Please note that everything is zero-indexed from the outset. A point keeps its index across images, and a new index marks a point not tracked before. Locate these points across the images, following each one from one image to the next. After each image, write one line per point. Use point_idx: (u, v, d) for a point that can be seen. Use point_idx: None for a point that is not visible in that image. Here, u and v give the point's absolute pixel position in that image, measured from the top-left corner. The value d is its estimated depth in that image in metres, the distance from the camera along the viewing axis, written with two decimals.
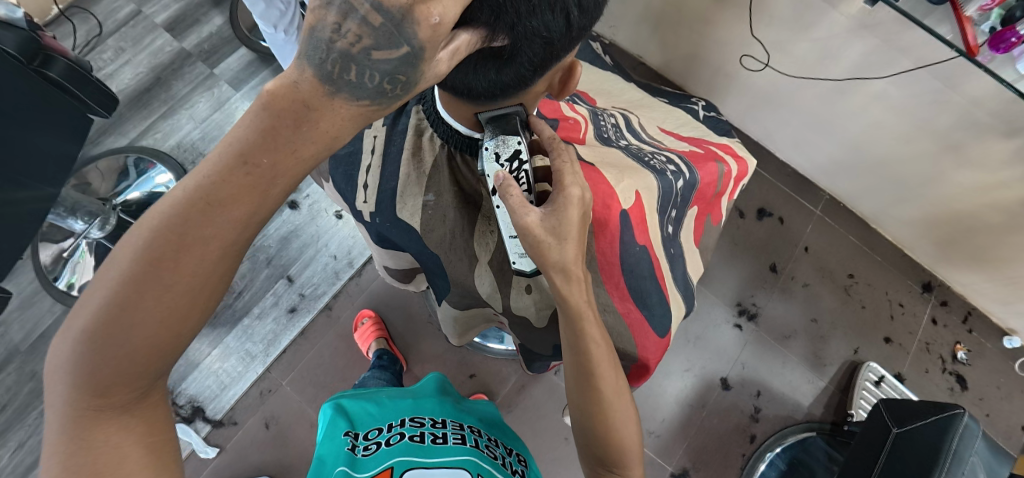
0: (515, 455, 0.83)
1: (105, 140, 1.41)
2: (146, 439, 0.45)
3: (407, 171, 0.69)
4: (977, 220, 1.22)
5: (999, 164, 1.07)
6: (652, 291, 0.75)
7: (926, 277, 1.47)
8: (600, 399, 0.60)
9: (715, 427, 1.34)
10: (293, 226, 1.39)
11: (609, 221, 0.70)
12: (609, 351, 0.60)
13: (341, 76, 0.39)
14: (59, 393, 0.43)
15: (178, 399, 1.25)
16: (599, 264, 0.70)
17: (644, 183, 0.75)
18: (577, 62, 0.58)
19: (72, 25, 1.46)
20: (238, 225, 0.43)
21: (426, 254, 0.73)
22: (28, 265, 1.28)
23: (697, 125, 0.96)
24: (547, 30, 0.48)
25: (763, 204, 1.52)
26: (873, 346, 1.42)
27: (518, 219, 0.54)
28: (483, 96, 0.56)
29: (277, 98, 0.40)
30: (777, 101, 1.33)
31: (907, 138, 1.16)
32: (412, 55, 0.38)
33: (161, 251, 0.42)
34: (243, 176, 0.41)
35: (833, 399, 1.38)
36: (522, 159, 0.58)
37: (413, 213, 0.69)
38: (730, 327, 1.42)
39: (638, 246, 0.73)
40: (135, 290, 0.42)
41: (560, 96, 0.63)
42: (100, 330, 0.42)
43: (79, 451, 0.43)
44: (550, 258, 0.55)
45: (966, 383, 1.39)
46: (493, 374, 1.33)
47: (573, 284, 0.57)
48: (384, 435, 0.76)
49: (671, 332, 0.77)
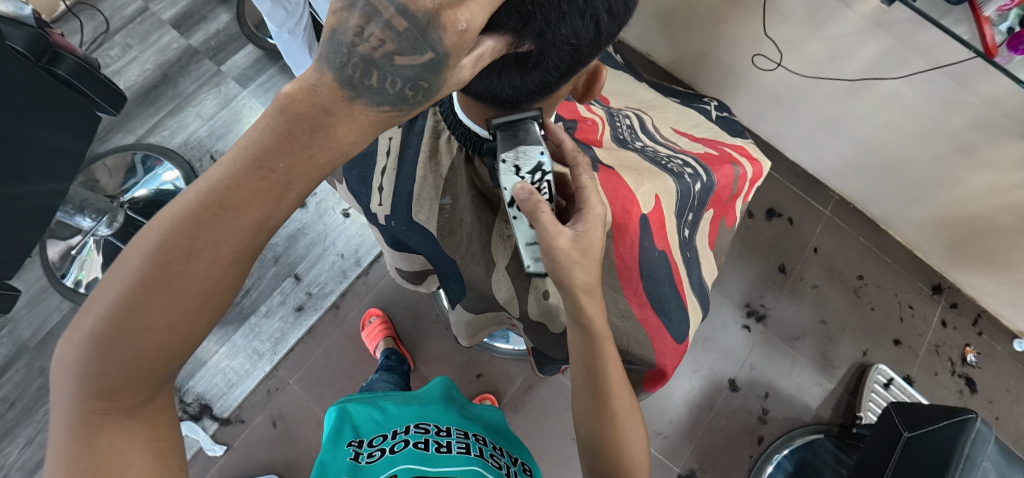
0: (520, 465, 0.81)
1: (112, 137, 1.41)
2: (151, 444, 0.44)
3: (423, 174, 0.69)
4: (989, 222, 1.21)
5: (1011, 166, 1.06)
6: (670, 296, 0.74)
7: (936, 279, 1.46)
8: (610, 416, 0.60)
9: (722, 428, 1.33)
10: (301, 224, 1.39)
11: (629, 226, 0.69)
12: (620, 367, 0.61)
13: (361, 81, 0.39)
14: (65, 398, 0.43)
15: (186, 397, 1.25)
16: (618, 269, 0.70)
17: (664, 186, 0.74)
18: (603, 65, 0.57)
19: (79, 22, 1.46)
20: (250, 230, 0.42)
21: (441, 258, 0.72)
22: (35, 262, 1.28)
23: (711, 126, 0.95)
24: (576, 38, 0.47)
25: (772, 204, 1.50)
26: (882, 348, 1.41)
27: (548, 240, 0.53)
28: (506, 101, 0.55)
29: (295, 102, 0.40)
30: (787, 101, 1.32)
31: (919, 138, 1.15)
32: (436, 61, 0.38)
33: (171, 255, 0.41)
34: (257, 182, 0.41)
35: (842, 400, 1.37)
36: (544, 171, 0.56)
37: (430, 217, 0.69)
38: (739, 328, 1.41)
39: (657, 250, 0.73)
40: (145, 294, 0.41)
41: (584, 98, 0.62)
42: (107, 332, 0.42)
43: (83, 456, 0.42)
44: (578, 274, 0.55)
45: (975, 386, 1.39)
46: (500, 374, 1.33)
47: (596, 300, 0.57)
48: (388, 441, 0.75)
49: (689, 338, 0.76)
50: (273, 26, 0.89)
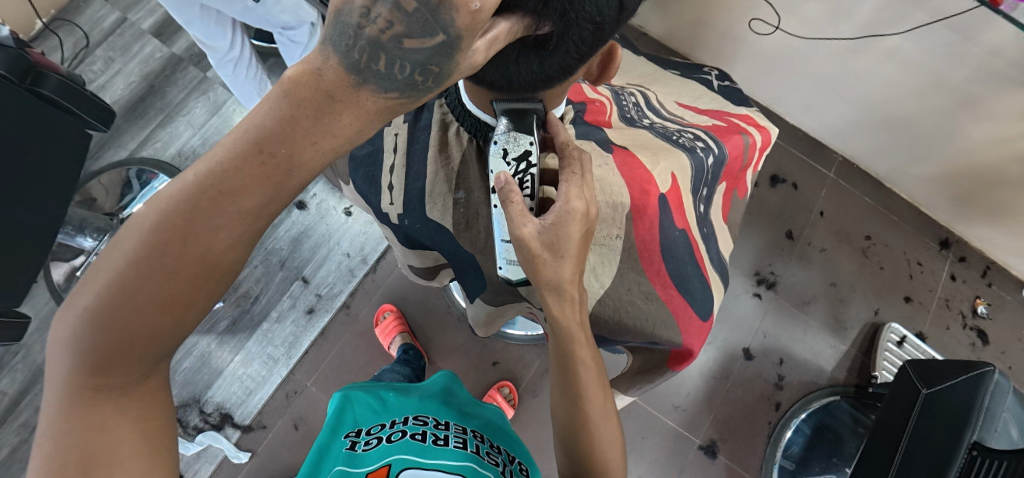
0: (516, 464, 0.79)
1: (104, 154, 1.40)
2: (140, 422, 0.45)
3: (434, 169, 0.68)
4: (997, 173, 1.20)
5: (1015, 116, 1.05)
6: (693, 275, 0.74)
7: (944, 234, 1.46)
8: (586, 421, 0.61)
9: (739, 397, 1.34)
10: (303, 227, 1.37)
11: (648, 206, 0.69)
12: (597, 373, 0.62)
13: (368, 66, 0.38)
14: (59, 371, 0.44)
15: (207, 408, 1.25)
16: (639, 251, 0.69)
17: (679, 163, 0.73)
18: (618, 46, 0.55)
19: (58, 38, 1.43)
20: (249, 216, 0.43)
21: (459, 254, 0.72)
22: (41, 286, 1.27)
23: (715, 96, 0.93)
24: (600, 15, 0.46)
25: (776, 171, 1.50)
26: (893, 306, 1.42)
27: (515, 228, 0.55)
28: (524, 86, 0.54)
29: (300, 86, 0.40)
30: (786, 63, 1.30)
31: (922, 94, 1.13)
32: (447, 44, 0.36)
33: (166, 238, 0.42)
34: (257, 165, 0.42)
35: (856, 361, 1.37)
36: (530, 161, 0.57)
37: (445, 212, 0.68)
38: (750, 297, 1.41)
39: (677, 230, 0.72)
40: (140, 274, 0.42)
41: (597, 81, 0.61)
42: (102, 310, 0.43)
43: (73, 431, 0.42)
44: (547, 270, 0.57)
45: (986, 338, 1.39)
46: (516, 360, 1.33)
47: (566, 303, 0.59)
48: (386, 430, 0.76)
49: (714, 316, 0.76)
50: (214, 62, 0.98)
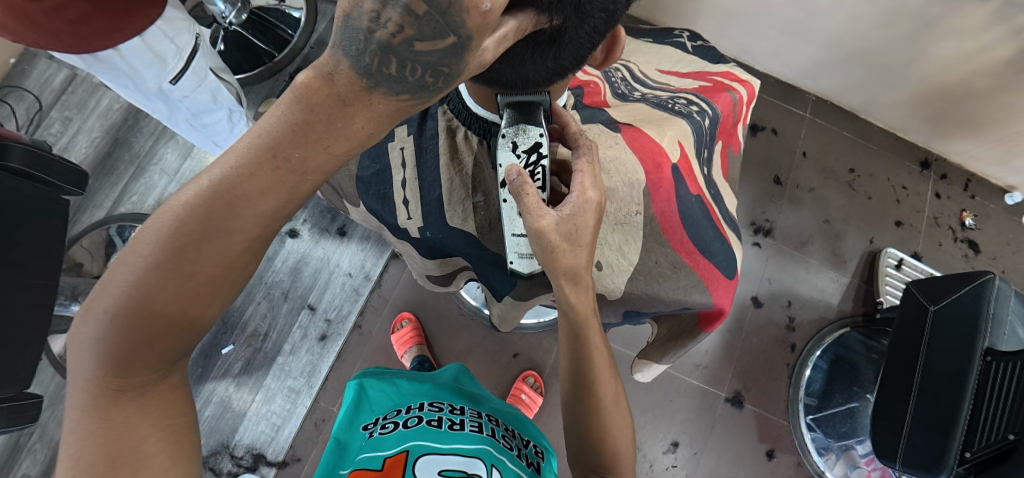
0: (531, 447, 0.80)
1: (81, 216, 1.37)
2: (164, 422, 0.45)
3: (448, 176, 0.69)
4: (966, 87, 1.23)
5: (978, 29, 1.08)
6: (713, 238, 0.75)
7: (923, 155, 1.50)
8: (595, 405, 0.63)
9: (756, 345, 1.37)
10: (300, 254, 1.36)
11: (662, 178, 0.70)
12: (609, 358, 0.64)
13: (380, 69, 0.38)
14: (83, 373, 0.44)
15: (238, 451, 1.24)
16: (659, 222, 0.71)
17: (681, 130, 0.74)
18: (620, 29, 0.55)
19: (9, 106, 1.38)
20: (265, 218, 0.44)
21: (485, 255, 0.73)
22: (45, 363, 1.25)
23: (693, 58, 0.94)
24: (613, 3, 0.47)
25: (755, 120, 1.51)
26: (886, 232, 1.45)
27: (532, 220, 0.55)
28: (540, 83, 0.55)
29: (313, 91, 0.40)
30: (747, 13, 1.31)
31: (885, 24, 1.15)
32: (459, 45, 0.37)
33: (183, 241, 0.43)
34: (272, 171, 0.42)
35: (860, 291, 1.41)
36: (540, 152, 0.58)
37: (466, 218, 0.69)
38: (750, 246, 1.44)
39: (692, 196, 0.74)
40: (158, 279, 0.43)
41: (603, 65, 0.60)
42: (122, 314, 0.43)
43: (98, 430, 0.43)
44: (564, 258, 0.57)
45: (977, 247, 1.44)
46: (535, 348, 1.35)
47: (581, 289, 0.60)
48: (401, 416, 0.76)
49: (738, 273, 0.77)
50: (168, 120, 0.95)
